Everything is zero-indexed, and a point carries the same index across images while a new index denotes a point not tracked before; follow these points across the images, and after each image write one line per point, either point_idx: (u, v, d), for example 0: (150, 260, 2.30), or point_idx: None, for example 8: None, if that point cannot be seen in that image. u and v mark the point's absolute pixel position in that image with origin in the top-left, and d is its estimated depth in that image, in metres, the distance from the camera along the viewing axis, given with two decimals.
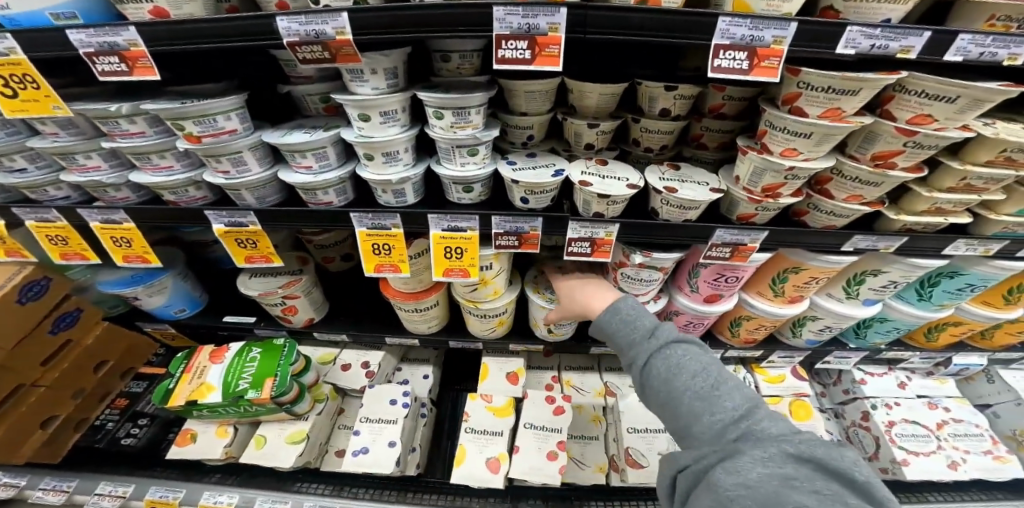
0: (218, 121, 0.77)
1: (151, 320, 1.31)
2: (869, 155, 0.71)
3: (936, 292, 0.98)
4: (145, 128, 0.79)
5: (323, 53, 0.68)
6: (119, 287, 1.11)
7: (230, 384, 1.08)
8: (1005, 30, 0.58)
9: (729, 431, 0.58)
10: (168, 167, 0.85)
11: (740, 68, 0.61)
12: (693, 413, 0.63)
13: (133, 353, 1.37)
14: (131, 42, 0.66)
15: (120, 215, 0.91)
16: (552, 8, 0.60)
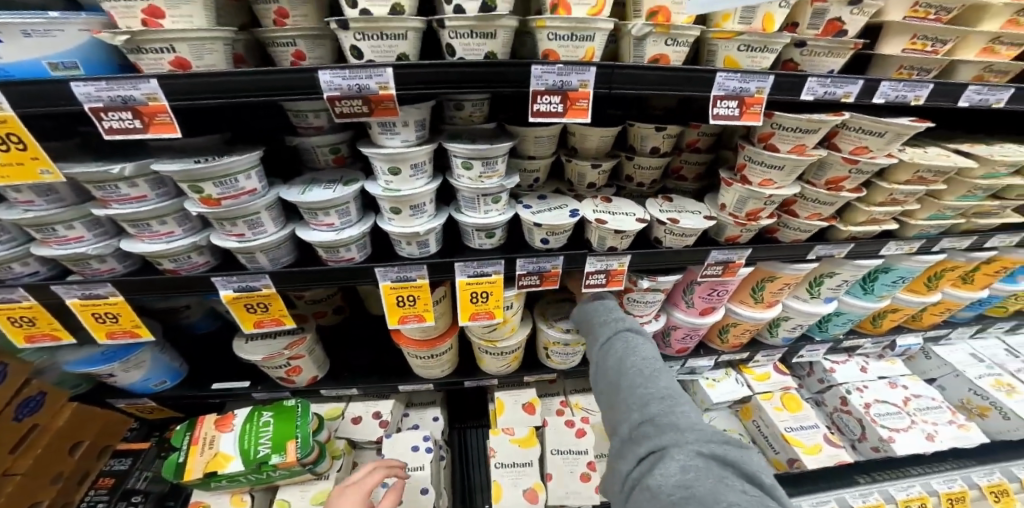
0: (238, 181, 0.72)
1: (121, 396, 1.18)
2: (823, 181, 0.87)
3: (877, 285, 1.17)
4: (146, 192, 0.74)
5: (361, 107, 0.67)
6: (91, 367, 1.03)
7: (249, 451, 1.05)
8: (909, 76, 0.80)
9: (658, 435, 0.64)
10: (168, 233, 0.80)
11: (733, 114, 0.74)
12: (632, 422, 0.69)
13: (106, 431, 1.19)
14: (151, 96, 0.61)
15: (105, 289, 0.86)
16: (584, 68, 0.68)
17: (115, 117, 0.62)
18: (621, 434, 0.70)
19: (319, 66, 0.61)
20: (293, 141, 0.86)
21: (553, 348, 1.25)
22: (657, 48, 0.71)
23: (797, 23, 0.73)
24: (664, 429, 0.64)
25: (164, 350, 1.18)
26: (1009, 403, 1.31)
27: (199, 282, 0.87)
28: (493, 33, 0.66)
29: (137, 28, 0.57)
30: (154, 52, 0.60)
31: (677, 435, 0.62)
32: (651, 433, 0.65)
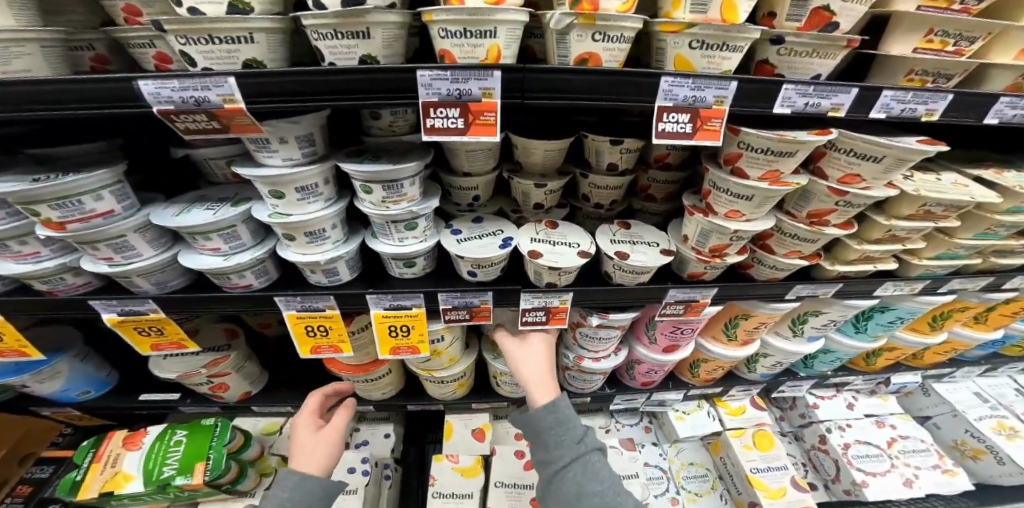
0: (84, 203, 0.63)
1: (46, 403, 1.03)
2: (805, 214, 0.70)
3: (871, 324, 1.00)
4: None
5: (210, 123, 0.56)
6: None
7: (152, 472, 0.88)
8: (922, 84, 0.62)
9: (588, 473, 0.79)
10: (33, 253, 0.71)
11: (684, 131, 0.58)
12: (569, 450, 0.81)
13: (28, 438, 1.06)
14: None
15: None
16: (485, 72, 0.54)
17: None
18: (555, 455, 0.82)
19: (138, 75, 0.50)
20: (179, 154, 0.75)
21: (501, 378, 1.16)
22: (583, 44, 0.55)
23: (774, 13, 0.55)
24: (599, 472, 0.79)
25: (87, 358, 1.02)
26: (1008, 448, 1.11)
27: (79, 304, 0.76)
28: (366, 30, 0.53)
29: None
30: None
31: (604, 483, 0.78)
32: (587, 474, 0.78)
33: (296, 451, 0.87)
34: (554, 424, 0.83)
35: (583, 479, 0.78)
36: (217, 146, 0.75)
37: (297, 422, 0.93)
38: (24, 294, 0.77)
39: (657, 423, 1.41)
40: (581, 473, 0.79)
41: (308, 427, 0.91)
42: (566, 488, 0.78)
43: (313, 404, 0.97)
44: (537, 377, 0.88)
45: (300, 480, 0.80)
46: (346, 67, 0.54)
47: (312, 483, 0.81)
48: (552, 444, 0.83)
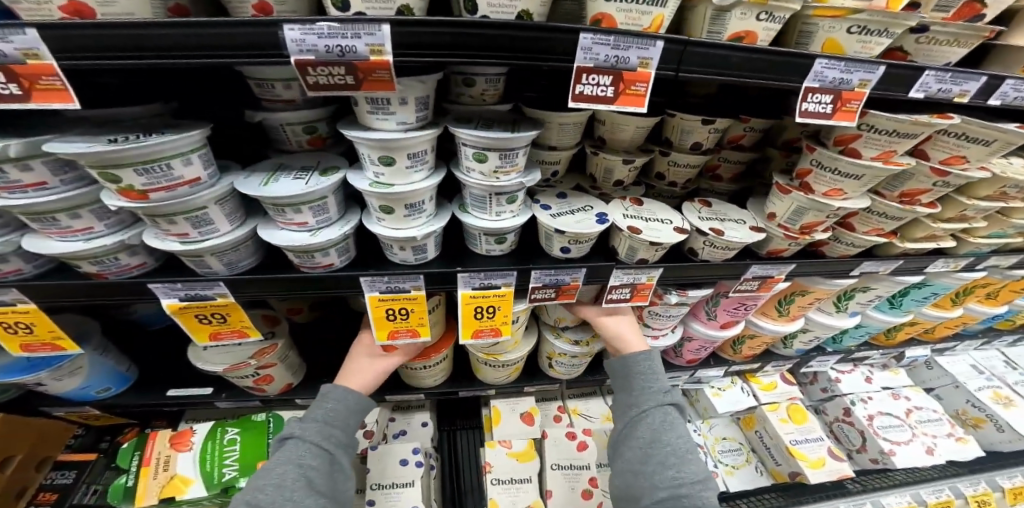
0: (172, 168, 0.52)
1: (61, 402, 0.98)
2: (896, 194, 0.75)
3: (906, 300, 1.10)
4: (46, 178, 0.53)
5: (345, 78, 0.48)
6: (14, 377, 0.81)
7: (212, 474, 0.94)
8: None
9: (665, 423, 0.84)
10: (86, 229, 0.60)
11: (825, 112, 0.60)
12: (658, 400, 0.87)
13: (43, 441, 1.02)
14: (28, 53, 0.42)
15: (10, 295, 0.64)
16: (649, 41, 0.52)
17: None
18: (640, 400, 0.88)
19: (284, 18, 0.43)
20: (253, 118, 0.63)
21: (557, 358, 1.17)
22: (745, 22, 0.55)
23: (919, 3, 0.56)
24: (674, 426, 0.84)
25: (107, 352, 0.96)
26: (1006, 416, 1.30)
27: (133, 288, 0.67)
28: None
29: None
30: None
31: (681, 438, 0.82)
32: (662, 423, 0.84)
33: (346, 369, 0.96)
34: (645, 370, 0.91)
35: (659, 421, 0.84)
36: (298, 109, 0.64)
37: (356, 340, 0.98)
38: (63, 278, 0.66)
39: (688, 400, 1.47)
40: (661, 420, 0.84)
41: (362, 345, 0.97)
42: (640, 431, 0.84)
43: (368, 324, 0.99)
44: (629, 336, 0.94)
45: (343, 395, 0.91)
46: (506, 21, 0.49)
47: (353, 398, 0.91)
48: (638, 389, 0.90)
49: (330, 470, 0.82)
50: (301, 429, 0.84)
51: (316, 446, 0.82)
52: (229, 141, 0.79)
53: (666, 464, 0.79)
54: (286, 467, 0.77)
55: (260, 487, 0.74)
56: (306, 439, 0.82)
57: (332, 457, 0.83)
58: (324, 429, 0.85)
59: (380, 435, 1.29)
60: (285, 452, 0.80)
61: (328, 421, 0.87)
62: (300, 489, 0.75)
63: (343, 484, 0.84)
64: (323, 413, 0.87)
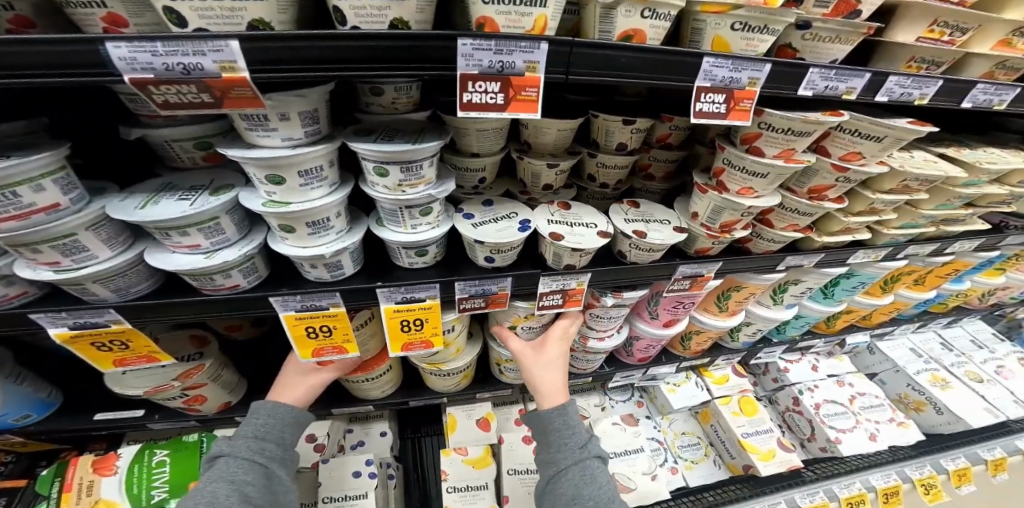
0: (22, 195, 0.47)
1: None
2: (805, 190, 0.77)
3: (837, 290, 1.13)
4: None
5: (201, 96, 0.46)
6: None
7: (140, 497, 0.90)
8: (918, 71, 0.71)
9: (585, 478, 0.80)
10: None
11: (719, 111, 0.60)
12: (574, 459, 0.83)
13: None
14: None
15: None
16: (531, 44, 0.51)
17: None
18: (558, 457, 0.85)
19: (105, 36, 0.41)
20: (130, 136, 0.58)
21: (505, 364, 1.17)
22: (631, 20, 0.55)
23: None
24: (597, 479, 0.81)
25: (23, 379, 0.90)
26: (942, 398, 1.36)
27: (16, 319, 0.62)
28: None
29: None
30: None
31: (602, 488, 0.79)
32: (581, 478, 0.80)
33: (277, 381, 0.92)
34: (561, 426, 0.88)
35: (575, 475, 0.81)
36: (180, 124, 0.61)
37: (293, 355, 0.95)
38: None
39: (648, 397, 1.49)
40: (580, 476, 0.81)
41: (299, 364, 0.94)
42: (560, 488, 0.81)
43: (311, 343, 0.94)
44: (553, 385, 0.92)
45: (275, 408, 0.87)
46: (374, 31, 0.47)
47: (285, 410, 0.88)
48: (556, 445, 0.86)
49: (267, 485, 0.80)
50: (230, 447, 0.80)
51: (247, 461, 0.79)
52: (110, 166, 0.74)
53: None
54: (220, 484, 0.75)
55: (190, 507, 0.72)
56: (237, 455, 0.80)
57: (268, 471, 0.81)
58: (255, 444, 0.82)
59: (334, 448, 1.25)
60: (216, 470, 0.78)
61: (261, 435, 0.84)
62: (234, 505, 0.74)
63: (286, 494, 0.82)
64: (254, 427, 0.84)
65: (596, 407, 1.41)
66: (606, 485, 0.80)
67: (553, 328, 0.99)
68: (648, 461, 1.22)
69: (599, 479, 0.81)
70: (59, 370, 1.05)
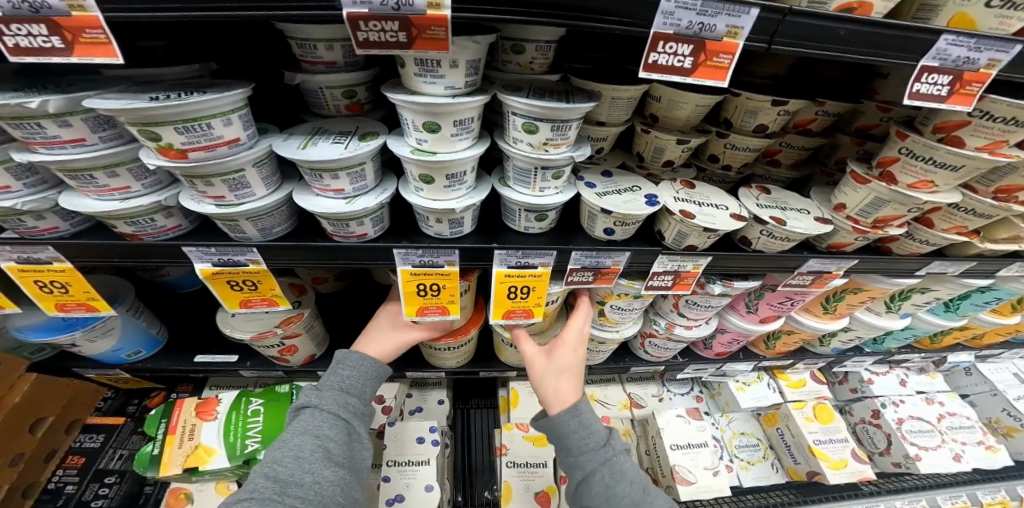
0: (212, 128, 0.48)
1: (92, 363, 1.00)
2: (992, 189, 0.67)
3: (964, 304, 1.03)
4: (85, 134, 0.50)
5: (397, 35, 0.44)
6: (46, 337, 0.81)
7: (235, 445, 0.95)
8: None
9: (614, 475, 0.77)
10: (122, 189, 0.56)
11: (939, 94, 0.52)
12: (612, 465, 0.78)
13: (77, 403, 1.07)
14: (73, 3, 0.39)
15: (48, 253, 0.62)
16: (742, 8, 0.45)
17: (19, 30, 0.40)
18: (588, 460, 0.78)
19: None
20: (293, 80, 0.59)
21: (584, 344, 1.14)
22: None
23: None
24: (625, 479, 0.77)
25: (140, 313, 0.95)
26: None
27: (170, 253, 0.64)
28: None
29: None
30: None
31: (633, 484, 0.77)
32: (610, 476, 0.77)
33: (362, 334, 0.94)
34: (577, 428, 0.80)
35: (606, 476, 0.77)
36: (338, 72, 0.60)
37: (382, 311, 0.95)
38: (100, 238, 0.63)
39: (709, 392, 1.44)
40: (609, 476, 0.77)
41: (389, 319, 0.94)
42: (591, 483, 0.77)
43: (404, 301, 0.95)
44: (563, 391, 0.83)
45: (359, 363, 0.88)
46: None
47: (369, 365, 0.89)
48: (577, 449, 0.80)
49: (348, 441, 0.81)
50: (316, 398, 0.83)
51: (332, 416, 0.81)
52: (260, 109, 0.75)
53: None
54: (305, 438, 0.77)
55: (279, 454, 0.75)
56: (322, 408, 0.82)
57: (349, 427, 0.83)
58: (339, 400, 0.84)
59: (398, 411, 1.28)
60: (302, 421, 0.80)
61: (343, 390, 0.85)
62: (319, 462, 0.75)
63: (361, 452, 0.83)
64: (338, 381, 0.85)
65: (654, 397, 1.38)
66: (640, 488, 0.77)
67: (572, 323, 0.91)
68: (711, 458, 1.16)
69: (628, 476, 0.78)
70: (164, 306, 1.11)
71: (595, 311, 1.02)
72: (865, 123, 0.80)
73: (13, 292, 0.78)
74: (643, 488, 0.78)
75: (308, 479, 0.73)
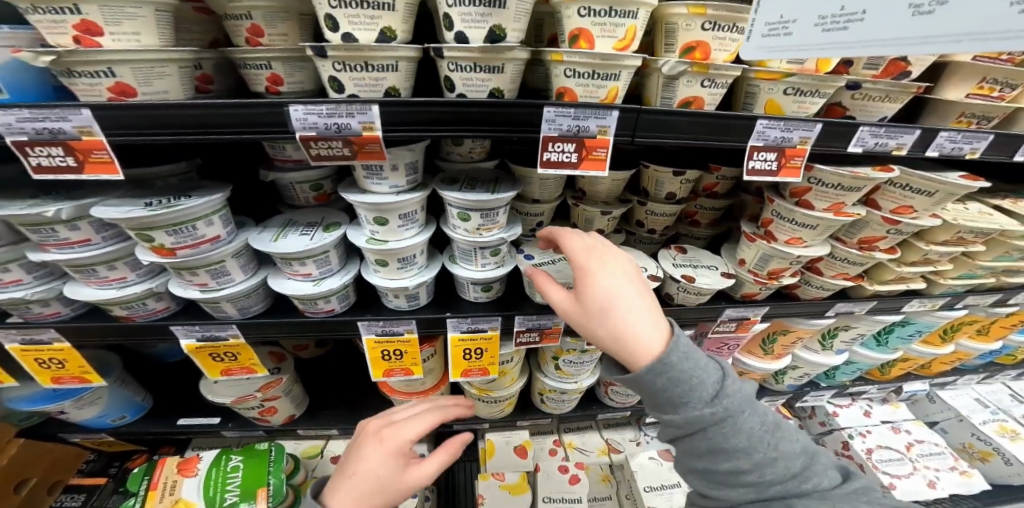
0: (198, 228, 0.59)
1: (79, 430, 1.06)
2: (855, 240, 0.81)
3: (892, 337, 1.15)
4: (90, 235, 0.59)
5: (342, 150, 0.58)
6: (37, 407, 0.89)
7: (214, 499, 0.97)
8: (969, 124, 0.75)
9: (730, 431, 0.53)
10: (120, 278, 0.65)
11: (771, 168, 0.65)
12: (690, 409, 0.54)
13: (58, 465, 1.09)
14: (83, 129, 0.48)
15: (49, 334, 0.71)
16: (604, 112, 0.59)
17: (42, 152, 0.49)
18: (676, 421, 0.55)
19: (290, 100, 0.52)
20: (268, 177, 0.72)
21: (548, 394, 1.22)
22: (691, 89, 0.59)
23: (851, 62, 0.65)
24: (703, 381, 0.54)
25: (126, 383, 1.03)
26: (1012, 449, 1.26)
27: (158, 330, 0.73)
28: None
29: (68, 48, 0.43)
30: (90, 76, 0.46)
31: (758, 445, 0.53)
32: (677, 378, 0.53)
33: (350, 455, 0.67)
34: (678, 380, 0.53)
35: (723, 440, 0.53)
36: (306, 168, 0.74)
37: (382, 418, 0.72)
38: (97, 320, 0.72)
39: None
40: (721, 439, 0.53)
41: (390, 450, 0.65)
42: (694, 449, 0.55)
43: (424, 423, 0.71)
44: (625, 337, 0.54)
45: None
46: (462, 101, 0.58)
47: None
48: (677, 402, 0.54)
49: None
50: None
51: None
52: (242, 200, 0.86)
53: (793, 483, 0.52)
54: None
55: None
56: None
57: None
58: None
59: None
60: None
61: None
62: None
63: None
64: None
65: (629, 442, 1.41)
66: (695, 352, 0.55)
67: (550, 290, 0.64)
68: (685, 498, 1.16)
69: (712, 390, 0.54)
70: (153, 377, 1.17)
71: (551, 366, 1.13)
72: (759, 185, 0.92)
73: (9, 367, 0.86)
74: (727, 385, 0.55)
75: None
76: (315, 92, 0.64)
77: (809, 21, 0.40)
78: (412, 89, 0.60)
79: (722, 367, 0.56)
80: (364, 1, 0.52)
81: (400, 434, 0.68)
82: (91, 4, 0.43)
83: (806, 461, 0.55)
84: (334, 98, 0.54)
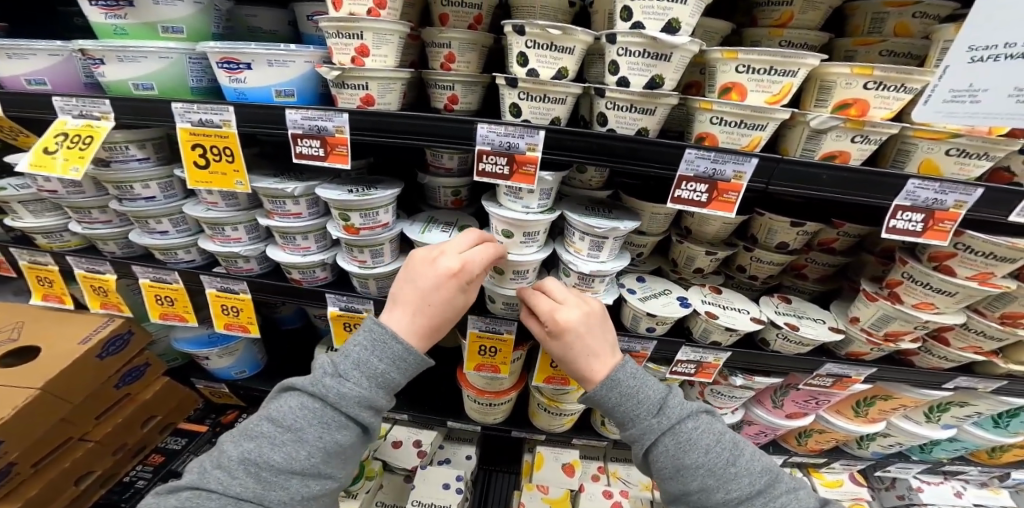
0: (378, 215, 0.75)
1: (207, 376, 1.25)
2: (998, 314, 0.76)
3: (1014, 421, 1.05)
4: (303, 210, 0.77)
5: (503, 168, 0.67)
6: (194, 348, 1.06)
7: None
8: None
9: (683, 444, 0.61)
10: (306, 248, 0.82)
11: (914, 229, 0.63)
12: (641, 421, 0.63)
13: (178, 408, 1.27)
14: (339, 129, 0.65)
15: (240, 286, 0.89)
16: (744, 158, 0.63)
17: (308, 146, 0.66)
18: (634, 435, 0.64)
19: (480, 120, 0.65)
20: (423, 179, 0.86)
21: None
22: (839, 143, 0.62)
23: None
24: (648, 398, 0.64)
25: (257, 342, 1.21)
26: None
27: (315, 295, 0.88)
28: (670, 53, 0.62)
29: (348, 66, 0.63)
30: (353, 88, 0.66)
31: (711, 454, 0.61)
32: (625, 395, 0.64)
33: (404, 285, 0.66)
34: (621, 400, 0.64)
35: (677, 454, 0.61)
36: (454, 175, 0.86)
37: (431, 246, 0.70)
38: (275, 280, 0.89)
39: None
40: (675, 447, 0.61)
41: (450, 284, 0.65)
42: (661, 466, 0.63)
43: (465, 236, 0.71)
44: (581, 366, 0.66)
45: (400, 355, 0.63)
46: (614, 133, 0.66)
47: (415, 359, 0.65)
48: (631, 418, 0.64)
49: None
50: (308, 381, 0.62)
51: (349, 416, 0.61)
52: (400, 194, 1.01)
53: (757, 497, 0.59)
54: None
55: (251, 450, 0.58)
56: (330, 404, 0.60)
57: None
58: (376, 384, 0.63)
59: (430, 457, 1.36)
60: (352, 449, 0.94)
61: (378, 370, 0.63)
62: (318, 465, 0.60)
63: None
64: (363, 353, 0.63)
65: None
66: (642, 376, 0.66)
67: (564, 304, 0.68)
68: None
69: (659, 405, 0.64)
70: (276, 337, 1.36)
71: None
72: (887, 245, 0.86)
73: (197, 308, 1.08)
74: (672, 403, 0.65)
75: (296, 484, 0.58)
76: (479, 110, 0.80)
77: (1001, 92, 0.43)
78: (571, 116, 0.70)
79: (670, 391, 0.66)
80: (553, 45, 0.65)
81: (451, 263, 0.65)
82: (371, 32, 0.63)
83: (769, 480, 0.61)
84: (511, 123, 0.66)
